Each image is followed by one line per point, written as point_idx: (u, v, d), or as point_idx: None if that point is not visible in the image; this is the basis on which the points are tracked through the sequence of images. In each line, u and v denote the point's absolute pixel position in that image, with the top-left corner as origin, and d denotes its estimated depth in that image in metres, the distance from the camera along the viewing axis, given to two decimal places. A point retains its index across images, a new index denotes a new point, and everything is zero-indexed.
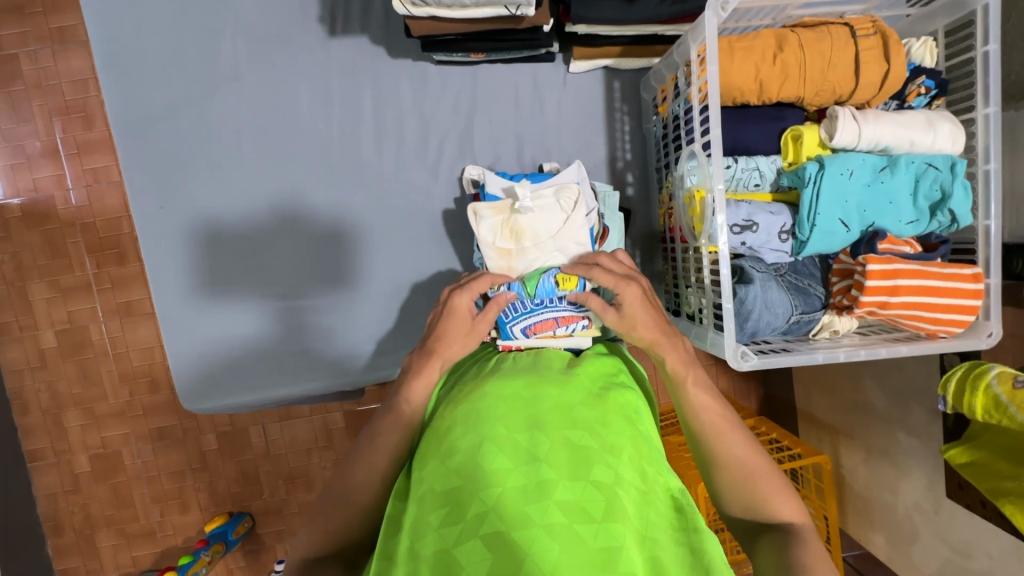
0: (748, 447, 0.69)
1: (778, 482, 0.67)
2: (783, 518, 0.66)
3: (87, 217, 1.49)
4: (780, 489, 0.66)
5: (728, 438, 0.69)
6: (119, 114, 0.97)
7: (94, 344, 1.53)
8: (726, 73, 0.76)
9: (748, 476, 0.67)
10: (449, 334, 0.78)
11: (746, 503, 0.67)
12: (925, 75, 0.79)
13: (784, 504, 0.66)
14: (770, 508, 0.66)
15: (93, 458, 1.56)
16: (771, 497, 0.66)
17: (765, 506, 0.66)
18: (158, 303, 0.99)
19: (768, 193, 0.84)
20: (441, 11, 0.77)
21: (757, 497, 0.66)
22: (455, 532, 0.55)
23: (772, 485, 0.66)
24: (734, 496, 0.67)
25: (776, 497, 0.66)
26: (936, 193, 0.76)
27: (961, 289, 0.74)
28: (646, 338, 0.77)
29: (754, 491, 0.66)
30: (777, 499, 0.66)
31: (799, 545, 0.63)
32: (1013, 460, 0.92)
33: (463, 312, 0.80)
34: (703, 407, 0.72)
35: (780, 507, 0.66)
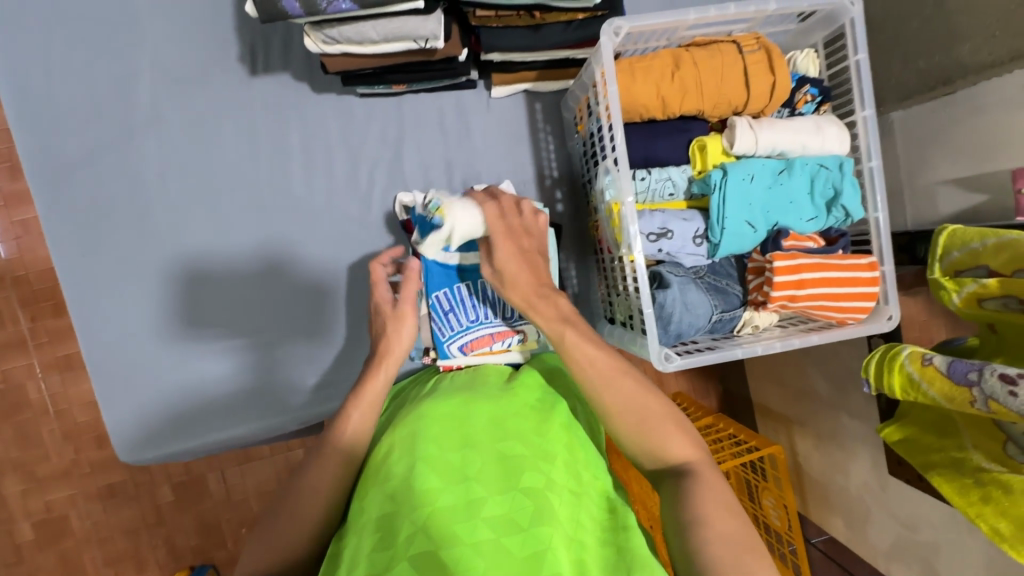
0: (632, 393, 0.65)
1: (666, 420, 0.64)
2: (677, 458, 0.63)
3: (19, 270, 1.43)
4: (673, 430, 0.63)
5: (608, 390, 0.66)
6: (37, 164, 0.95)
7: (32, 403, 1.45)
8: (630, 93, 0.81)
9: (635, 421, 0.64)
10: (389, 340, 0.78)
11: (642, 450, 0.64)
12: (809, 84, 0.86)
13: (674, 442, 0.63)
14: (663, 450, 0.63)
15: (38, 524, 1.47)
16: (660, 438, 0.63)
17: (657, 451, 0.64)
18: (89, 355, 0.96)
19: (683, 201, 0.89)
20: (353, 47, 0.79)
21: (651, 443, 0.64)
22: (384, 557, 0.55)
23: (664, 428, 0.64)
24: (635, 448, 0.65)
25: (667, 439, 0.63)
26: (830, 191, 0.82)
27: (860, 278, 0.80)
28: (518, 298, 0.74)
29: (646, 437, 0.64)
30: (669, 440, 0.63)
31: (695, 487, 0.59)
32: (937, 433, 0.98)
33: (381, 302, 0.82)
34: (589, 357, 0.68)
35: (672, 446, 0.63)
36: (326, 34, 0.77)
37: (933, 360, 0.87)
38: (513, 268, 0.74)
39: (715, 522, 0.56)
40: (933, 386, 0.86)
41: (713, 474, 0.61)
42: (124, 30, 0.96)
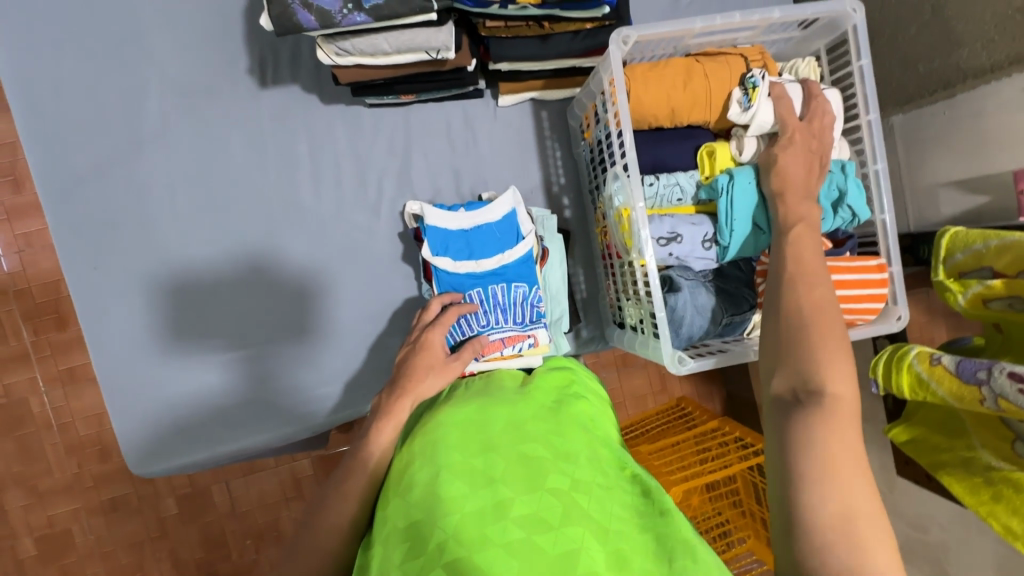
0: (825, 306, 0.55)
1: (837, 349, 0.52)
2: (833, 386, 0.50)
3: (22, 283, 1.43)
4: (841, 359, 0.51)
5: (805, 289, 0.57)
6: (46, 177, 0.95)
7: (35, 417, 1.45)
8: (639, 101, 0.83)
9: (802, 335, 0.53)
10: (422, 364, 0.80)
11: (799, 362, 0.52)
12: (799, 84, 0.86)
13: (837, 367, 0.51)
14: (816, 376, 0.51)
15: (40, 540, 1.46)
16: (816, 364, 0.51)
17: (818, 374, 0.51)
18: (100, 367, 0.96)
19: (691, 206, 0.90)
20: (365, 59, 0.80)
21: (806, 362, 0.51)
22: (416, 564, 0.55)
23: (829, 347, 0.52)
24: (787, 356, 0.53)
25: (831, 363, 0.51)
26: (834, 192, 0.83)
27: (867, 279, 0.81)
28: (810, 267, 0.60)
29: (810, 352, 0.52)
30: (829, 365, 0.51)
31: (821, 421, 0.48)
32: (947, 433, 0.98)
33: (435, 345, 0.82)
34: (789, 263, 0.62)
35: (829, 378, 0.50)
36: (339, 46, 0.79)
37: (941, 360, 0.87)
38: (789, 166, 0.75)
39: (826, 442, 0.47)
40: (942, 386, 0.87)
41: (851, 414, 0.49)
42: (132, 44, 0.97)
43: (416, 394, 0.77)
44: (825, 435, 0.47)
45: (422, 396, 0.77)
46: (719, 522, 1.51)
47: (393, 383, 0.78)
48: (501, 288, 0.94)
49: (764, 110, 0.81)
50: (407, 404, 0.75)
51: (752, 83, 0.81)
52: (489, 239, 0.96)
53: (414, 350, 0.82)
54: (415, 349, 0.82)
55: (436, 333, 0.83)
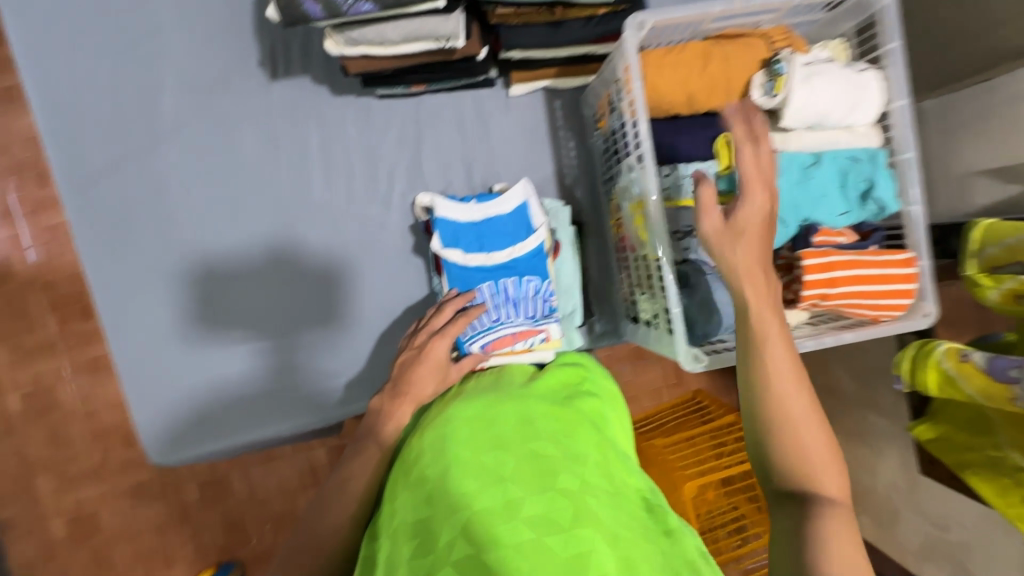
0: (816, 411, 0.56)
1: (827, 450, 0.56)
2: (825, 489, 0.54)
3: (48, 275, 1.47)
4: (831, 460, 0.55)
5: (792, 391, 0.56)
6: (65, 171, 0.96)
7: (62, 404, 1.49)
8: (655, 88, 0.80)
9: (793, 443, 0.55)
10: (424, 375, 0.79)
11: (791, 467, 0.55)
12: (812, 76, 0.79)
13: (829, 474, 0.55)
14: (815, 478, 0.55)
15: (70, 523, 1.51)
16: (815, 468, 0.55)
17: (810, 480, 0.55)
18: (119, 358, 0.98)
19: (708, 197, 0.87)
20: (373, 49, 0.79)
21: (804, 464, 0.55)
22: (426, 561, 0.55)
23: (819, 449, 0.55)
24: (778, 462, 0.56)
25: (823, 466, 0.55)
26: (863, 183, 0.80)
27: (894, 274, 0.78)
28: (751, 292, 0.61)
29: (797, 458, 0.55)
30: (820, 470, 0.55)
31: (823, 519, 0.52)
32: (973, 431, 0.94)
33: (437, 357, 0.81)
34: (774, 348, 0.58)
35: (820, 481, 0.55)
36: (347, 37, 0.77)
37: (970, 357, 0.83)
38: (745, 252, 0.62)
39: (835, 539, 0.51)
40: (971, 383, 0.83)
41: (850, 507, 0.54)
42: (145, 37, 0.97)
43: (418, 402, 0.78)
44: (837, 538, 0.51)
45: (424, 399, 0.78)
46: (734, 517, 1.50)
47: (394, 386, 0.79)
48: (513, 282, 0.93)
49: (797, 94, 0.76)
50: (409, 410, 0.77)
51: (779, 69, 0.77)
52: (500, 231, 0.94)
53: (417, 358, 0.81)
54: (418, 358, 0.81)
55: (439, 341, 0.83)
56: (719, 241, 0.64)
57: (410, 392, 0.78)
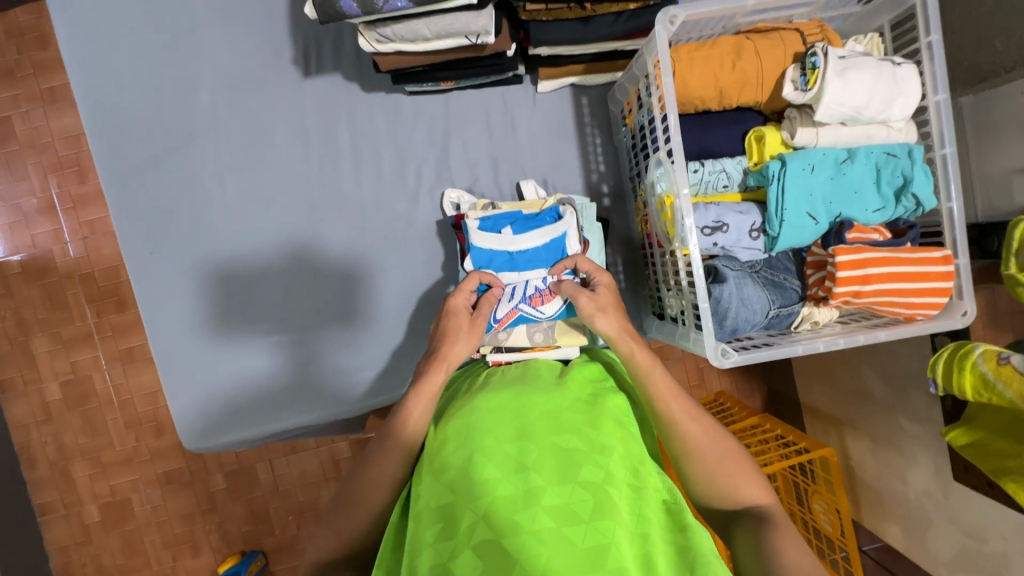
0: (712, 434, 0.70)
1: (740, 464, 0.69)
2: (752, 500, 0.67)
3: (86, 268, 1.52)
4: (747, 472, 0.68)
5: (689, 424, 0.71)
6: (108, 166, 1.00)
7: (98, 393, 1.54)
8: (685, 83, 0.80)
9: (716, 463, 0.68)
10: (454, 333, 0.81)
11: (715, 493, 0.68)
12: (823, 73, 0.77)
13: (749, 485, 0.67)
14: (738, 492, 0.67)
15: (103, 507, 1.57)
16: (737, 482, 0.67)
17: (735, 495, 0.67)
18: (156, 347, 1.01)
19: (737, 193, 0.86)
20: (405, 45, 0.81)
21: (725, 484, 0.67)
22: (449, 546, 0.56)
23: (740, 468, 0.68)
24: (704, 490, 0.68)
25: (740, 480, 0.68)
26: (898, 179, 0.78)
27: (930, 272, 0.76)
28: (610, 329, 0.80)
29: (722, 478, 0.68)
30: (743, 482, 0.68)
31: (772, 528, 0.63)
32: (1013, 437, 0.91)
33: (461, 308, 0.83)
34: (670, 395, 0.73)
35: (746, 491, 0.67)
36: (379, 33, 0.79)
37: (1010, 359, 0.81)
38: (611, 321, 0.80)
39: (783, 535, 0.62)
40: (1010, 387, 0.80)
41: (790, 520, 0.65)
42: (183, 38, 1.01)
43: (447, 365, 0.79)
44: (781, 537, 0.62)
45: (454, 363, 0.79)
46: None
47: (427, 353, 0.80)
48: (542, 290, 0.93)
49: (832, 88, 0.74)
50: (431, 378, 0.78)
51: (813, 63, 0.76)
52: (534, 262, 0.93)
53: (441, 315, 0.83)
54: (442, 313, 0.83)
55: (458, 296, 0.84)
56: (576, 294, 0.83)
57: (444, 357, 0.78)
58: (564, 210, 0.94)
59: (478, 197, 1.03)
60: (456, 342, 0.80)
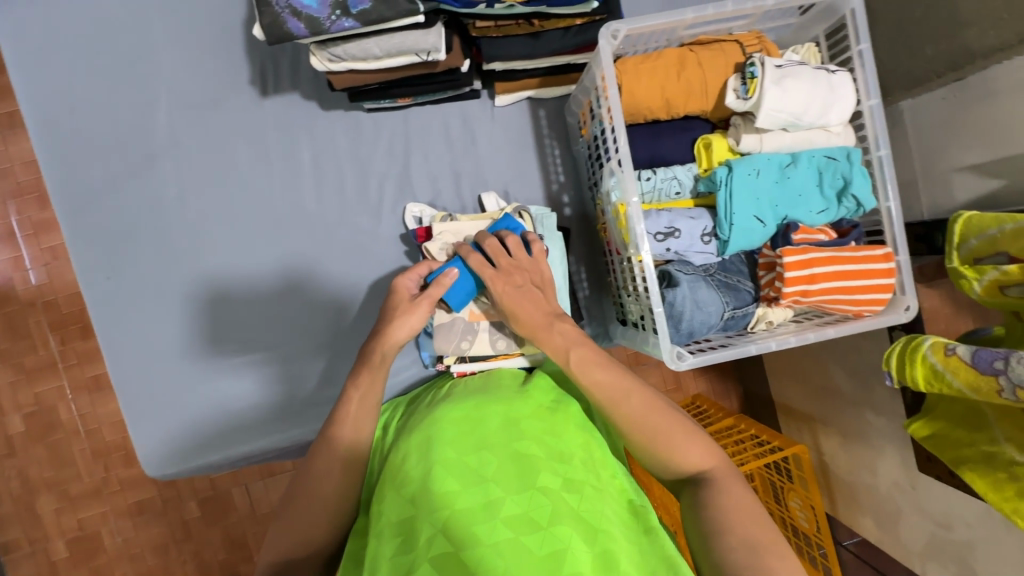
0: (649, 409, 0.67)
1: (679, 433, 0.66)
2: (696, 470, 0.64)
3: (49, 295, 1.49)
4: (683, 437, 0.65)
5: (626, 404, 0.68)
6: (63, 191, 0.99)
7: (63, 424, 1.50)
8: (633, 94, 0.82)
9: (651, 439, 0.66)
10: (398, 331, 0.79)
11: (659, 461, 0.66)
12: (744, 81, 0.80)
13: (688, 450, 0.65)
14: (678, 457, 0.65)
15: (71, 543, 1.51)
16: (675, 447, 0.65)
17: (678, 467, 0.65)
18: (117, 374, 0.99)
19: (689, 199, 0.89)
20: (358, 64, 0.81)
21: (666, 452, 0.65)
22: (408, 560, 0.56)
23: (677, 441, 0.65)
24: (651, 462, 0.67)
25: (677, 446, 0.65)
26: (839, 181, 0.81)
27: (874, 269, 0.79)
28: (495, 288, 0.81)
29: (660, 450, 0.66)
30: (683, 454, 0.65)
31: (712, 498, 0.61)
32: (971, 426, 0.93)
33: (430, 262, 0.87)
34: (600, 381, 0.71)
35: (688, 459, 0.65)
36: (331, 53, 0.80)
37: (956, 350, 0.84)
38: (516, 304, 0.79)
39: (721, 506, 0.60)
40: (959, 377, 0.83)
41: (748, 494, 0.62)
42: (138, 60, 1.00)
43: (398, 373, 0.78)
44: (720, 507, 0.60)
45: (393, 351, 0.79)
46: None
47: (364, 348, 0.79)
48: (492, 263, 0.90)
49: (770, 95, 0.77)
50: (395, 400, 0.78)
51: (751, 72, 0.78)
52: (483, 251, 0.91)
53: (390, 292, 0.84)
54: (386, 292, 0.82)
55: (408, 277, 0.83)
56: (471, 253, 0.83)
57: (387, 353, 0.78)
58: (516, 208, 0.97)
59: (440, 210, 1.04)
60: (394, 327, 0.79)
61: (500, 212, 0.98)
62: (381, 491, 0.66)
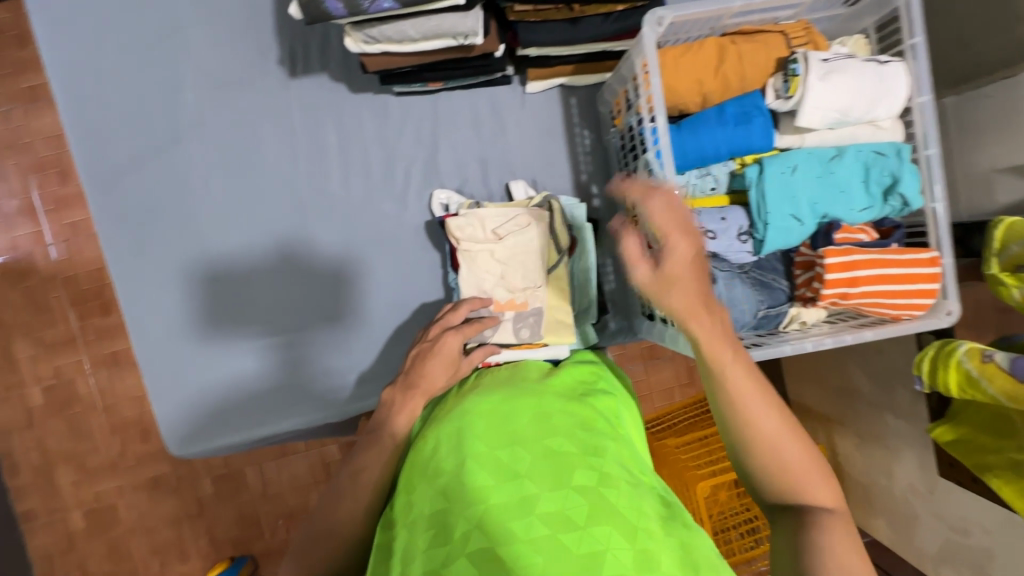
0: (785, 425, 0.61)
1: (806, 462, 0.61)
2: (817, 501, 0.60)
3: (68, 270, 1.49)
4: (813, 472, 0.61)
5: (766, 420, 0.61)
6: (90, 168, 0.98)
7: (81, 398, 1.52)
8: (672, 87, 0.80)
9: (782, 466, 0.60)
10: (434, 369, 0.79)
11: (778, 489, 0.61)
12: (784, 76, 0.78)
13: (817, 491, 0.60)
14: (803, 496, 0.60)
15: (88, 514, 1.54)
16: (802, 485, 0.60)
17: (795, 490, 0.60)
18: (142, 351, 1.00)
19: (725, 196, 0.86)
20: (392, 46, 0.80)
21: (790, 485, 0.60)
22: (441, 552, 0.56)
23: (805, 474, 0.60)
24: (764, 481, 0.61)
25: (809, 483, 0.60)
26: (887, 179, 0.79)
27: (918, 274, 0.77)
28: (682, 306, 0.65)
29: (787, 479, 0.60)
30: (807, 480, 0.60)
31: (820, 528, 0.57)
32: (996, 434, 0.92)
33: (451, 344, 0.81)
34: (744, 386, 0.62)
35: (808, 491, 0.60)
36: (367, 33, 0.78)
37: (993, 357, 0.82)
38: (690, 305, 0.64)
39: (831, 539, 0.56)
40: (994, 385, 0.82)
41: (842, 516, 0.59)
42: (166, 36, 0.99)
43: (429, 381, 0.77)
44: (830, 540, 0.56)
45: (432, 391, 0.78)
46: (747, 517, 1.39)
47: (405, 377, 0.79)
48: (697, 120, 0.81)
49: (811, 93, 0.75)
50: (420, 388, 0.77)
51: (795, 70, 0.76)
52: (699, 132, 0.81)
53: (428, 352, 0.80)
54: (423, 348, 0.80)
55: (450, 337, 0.81)
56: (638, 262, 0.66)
57: (422, 384, 0.77)
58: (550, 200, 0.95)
59: (467, 198, 1.02)
60: (434, 370, 0.78)
61: (528, 203, 0.96)
62: (410, 478, 0.66)
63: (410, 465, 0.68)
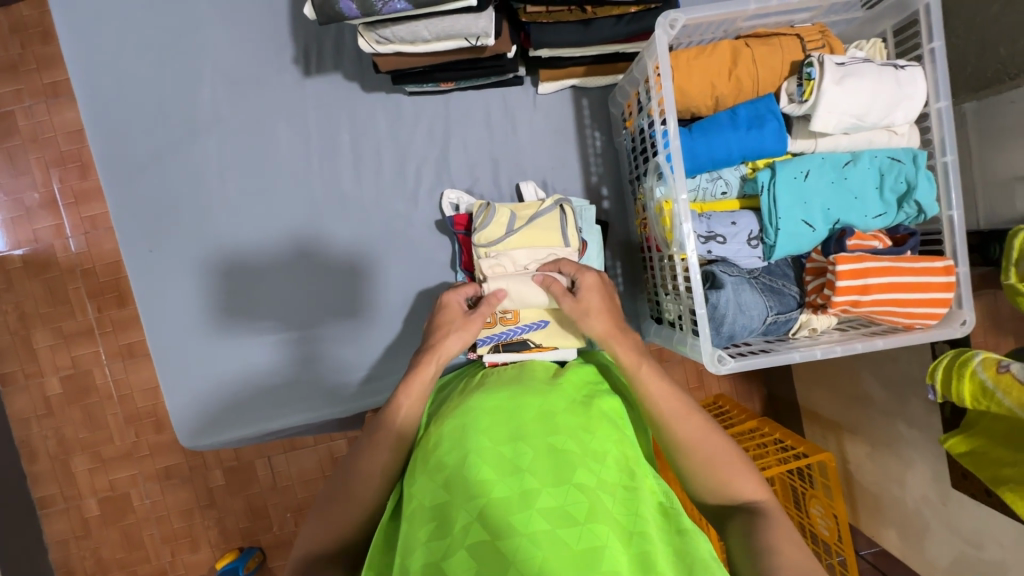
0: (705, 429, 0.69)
1: (734, 460, 0.67)
2: (749, 496, 0.66)
3: (87, 263, 1.53)
4: (743, 469, 0.66)
5: (680, 426, 0.69)
6: (110, 164, 1.00)
7: (98, 388, 1.55)
8: (684, 90, 0.79)
9: (707, 458, 0.67)
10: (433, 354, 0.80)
11: (709, 486, 0.67)
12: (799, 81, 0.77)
13: (746, 483, 0.66)
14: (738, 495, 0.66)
15: (102, 502, 1.57)
16: (729, 477, 0.66)
17: (729, 488, 0.66)
18: (156, 344, 1.02)
19: (735, 201, 0.86)
20: (405, 46, 0.81)
21: (721, 479, 0.66)
22: (441, 544, 0.56)
23: (732, 465, 0.67)
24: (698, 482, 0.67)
25: (738, 478, 0.66)
26: (902, 185, 0.78)
27: (931, 282, 0.76)
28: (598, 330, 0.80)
29: (715, 471, 0.67)
30: (739, 477, 0.66)
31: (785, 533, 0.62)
32: (1012, 446, 0.89)
33: (455, 305, 0.84)
34: (660, 395, 0.72)
35: (741, 485, 0.66)
36: (380, 34, 0.79)
37: (1009, 368, 0.81)
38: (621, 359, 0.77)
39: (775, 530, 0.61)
40: (1009, 396, 0.80)
41: None
42: (186, 34, 1.01)
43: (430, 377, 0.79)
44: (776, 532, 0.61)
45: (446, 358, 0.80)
46: None
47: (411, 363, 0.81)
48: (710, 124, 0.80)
49: (827, 97, 0.74)
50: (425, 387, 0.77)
51: (808, 73, 0.76)
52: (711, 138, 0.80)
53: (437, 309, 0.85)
54: (436, 309, 0.85)
55: (457, 295, 0.85)
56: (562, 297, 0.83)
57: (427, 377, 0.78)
58: (562, 204, 0.93)
59: (477, 198, 1.03)
60: (449, 337, 0.81)
61: (538, 203, 0.94)
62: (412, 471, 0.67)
63: (414, 460, 0.69)
